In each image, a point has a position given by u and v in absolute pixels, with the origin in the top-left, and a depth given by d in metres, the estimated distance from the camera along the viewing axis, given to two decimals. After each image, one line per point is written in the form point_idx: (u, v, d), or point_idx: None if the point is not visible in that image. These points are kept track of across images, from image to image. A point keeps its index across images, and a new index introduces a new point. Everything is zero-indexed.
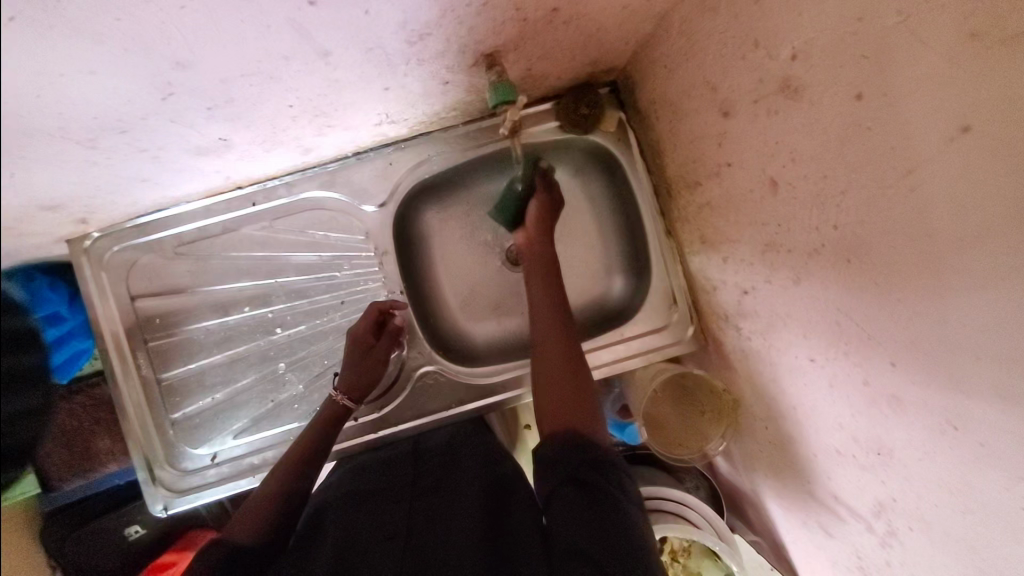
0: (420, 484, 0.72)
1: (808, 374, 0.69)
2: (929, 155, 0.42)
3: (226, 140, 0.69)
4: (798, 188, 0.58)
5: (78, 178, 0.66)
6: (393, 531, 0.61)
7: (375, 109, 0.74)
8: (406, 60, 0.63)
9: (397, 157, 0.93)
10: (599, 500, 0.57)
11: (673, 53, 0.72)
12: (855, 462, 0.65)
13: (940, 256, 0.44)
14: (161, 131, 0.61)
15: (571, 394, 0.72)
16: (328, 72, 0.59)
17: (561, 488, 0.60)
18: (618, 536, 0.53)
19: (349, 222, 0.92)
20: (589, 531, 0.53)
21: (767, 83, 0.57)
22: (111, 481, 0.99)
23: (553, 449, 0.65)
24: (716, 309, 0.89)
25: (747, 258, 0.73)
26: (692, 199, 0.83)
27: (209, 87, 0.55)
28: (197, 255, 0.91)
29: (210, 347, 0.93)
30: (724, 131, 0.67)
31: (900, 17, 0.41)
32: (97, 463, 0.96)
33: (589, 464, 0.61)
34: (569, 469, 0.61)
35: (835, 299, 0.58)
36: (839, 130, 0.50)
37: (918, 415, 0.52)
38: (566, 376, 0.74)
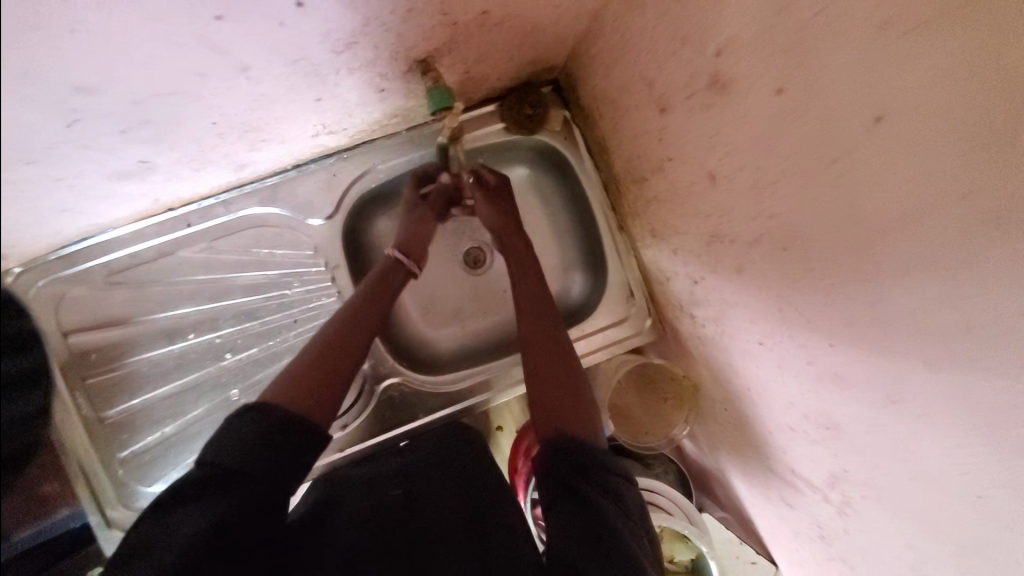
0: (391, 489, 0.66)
1: (758, 357, 0.71)
2: (849, 145, 0.44)
3: (150, 162, 0.65)
4: (734, 180, 0.59)
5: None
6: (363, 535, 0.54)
7: (311, 120, 0.72)
8: (335, 70, 0.60)
9: (341, 167, 0.90)
10: (587, 508, 0.51)
11: (609, 51, 0.72)
12: (807, 437, 0.68)
13: (868, 240, 0.46)
14: (74, 158, 0.57)
15: (562, 396, 0.68)
16: (252, 86, 0.56)
17: (551, 497, 0.53)
18: (610, 549, 0.47)
19: (295, 238, 0.89)
20: (578, 544, 0.48)
21: (697, 79, 0.58)
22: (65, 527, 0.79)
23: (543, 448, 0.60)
24: (671, 298, 0.91)
25: (694, 248, 0.75)
26: (639, 193, 0.84)
27: (120, 109, 0.51)
28: (133, 283, 0.86)
29: (155, 379, 0.88)
30: (663, 126, 0.68)
31: (812, 13, 0.42)
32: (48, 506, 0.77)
33: (577, 470, 0.55)
34: (559, 474, 0.55)
35: (777, 285, 0.60)
36: (766, 123, 0.51)
37: (860, 391, 0.55)
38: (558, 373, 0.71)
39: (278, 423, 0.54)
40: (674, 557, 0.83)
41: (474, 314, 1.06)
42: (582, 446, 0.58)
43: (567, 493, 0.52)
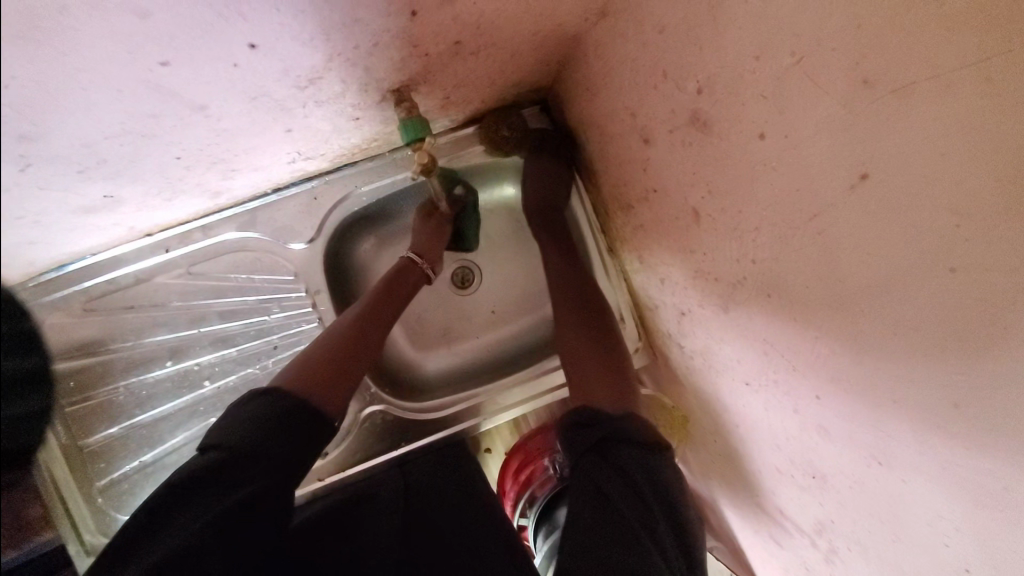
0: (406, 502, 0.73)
1: (745, 396, 0.68)
2: (831, 201, 0.41)
3: (114, 197, 0.63)
4: (717, 220, 0.56)
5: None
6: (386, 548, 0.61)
7: (283, 149, 0.69)
8: (302, 103, 0.58)
9: (322, 191, 0.87)
10: (616, 491, 0.57)
11: (592, 77, 0.69)
12: (794, 481, 0.66)
13: (852, 300, 0.43)
14: (32, 199, 0.55)
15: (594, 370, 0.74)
16: (212, 124, 0.54)
17: (583, 464, 0.61)
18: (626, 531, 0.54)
19: (275, 263, 0.87)
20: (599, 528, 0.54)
21: (678, 115, 0.55)
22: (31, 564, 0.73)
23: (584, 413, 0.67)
24: (660, 326, 0.88)
25: (680, 281, 0.72)
26: (626, 220, 0.80)
27: (72, 153, 0.49)
28: (110, 310, 0.85)
29: (134, 407, 0.87)
30: (647, 158, 0.65)
31: (794, 59, 0.39)
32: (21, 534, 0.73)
33: (608, 447, 0.62)
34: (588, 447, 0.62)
35: (762, 329, 0.58)
36: (749, 168, 0.48)
37: (846, 447, 0.52)
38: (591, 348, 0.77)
39: (283, 407, 0.60)
40: None
41: (461, 336, 1.04)
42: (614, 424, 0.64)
43: (601, 465, 0.60)
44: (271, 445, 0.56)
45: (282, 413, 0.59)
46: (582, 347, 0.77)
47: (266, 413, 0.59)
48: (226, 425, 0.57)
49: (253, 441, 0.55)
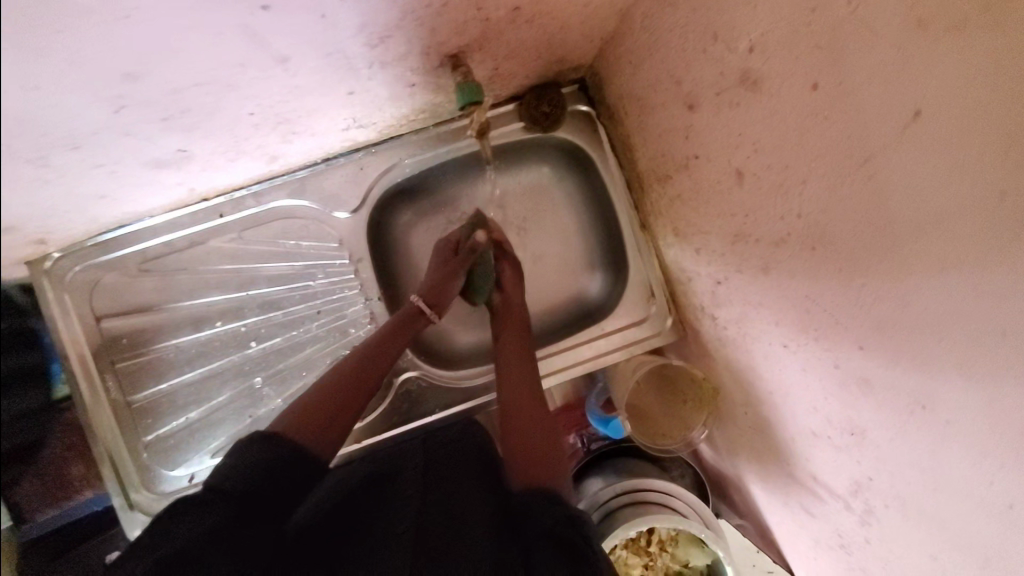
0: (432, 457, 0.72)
1: (780, 360, 0.70)
2: (883, 142, 0.43)
3: (186, 152, 0.67)
4: (761, 178, 0.59)
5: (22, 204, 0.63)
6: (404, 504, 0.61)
7: (341, 114, 0.73)
8: (369, 64, 0.62)
9: (367, 162, 0.91)
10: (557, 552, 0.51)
11: (637, 50, 0.73)
12: (829, 443, 0.67)
13: (902, 242, 0.45)
14: (115, 145, 0.59)
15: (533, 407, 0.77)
16: (288, 79, 0.58)
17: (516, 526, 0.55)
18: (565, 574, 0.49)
19: (321, 231, 0.91)
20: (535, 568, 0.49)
21: (727, 76, 0.58)
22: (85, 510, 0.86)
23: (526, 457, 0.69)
24: (692, 299, 0.91)
25: (718, 248, 0.74)
26: (664, 191, 0.84)
27: (163, 97, 0.53)
28: (164, 271, 0.89)
29: (182, 365, 0.90)
30: (690, 124, 0.68)
31: (850, 8, 0.42)
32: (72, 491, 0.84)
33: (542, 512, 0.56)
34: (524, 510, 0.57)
35: (803, 286, 0.60)
36: (798, 121, 0.51)
37: (887, 396, 0.54)
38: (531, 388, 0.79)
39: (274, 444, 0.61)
40: (689, 562, 0.81)
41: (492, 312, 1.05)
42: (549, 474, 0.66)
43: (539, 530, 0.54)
44: (270, 478, 0.58)
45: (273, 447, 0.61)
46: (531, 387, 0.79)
47: (256, 450, 0.60)
48: (232, 460, 0.59)
49: (247, 482, 0.57)
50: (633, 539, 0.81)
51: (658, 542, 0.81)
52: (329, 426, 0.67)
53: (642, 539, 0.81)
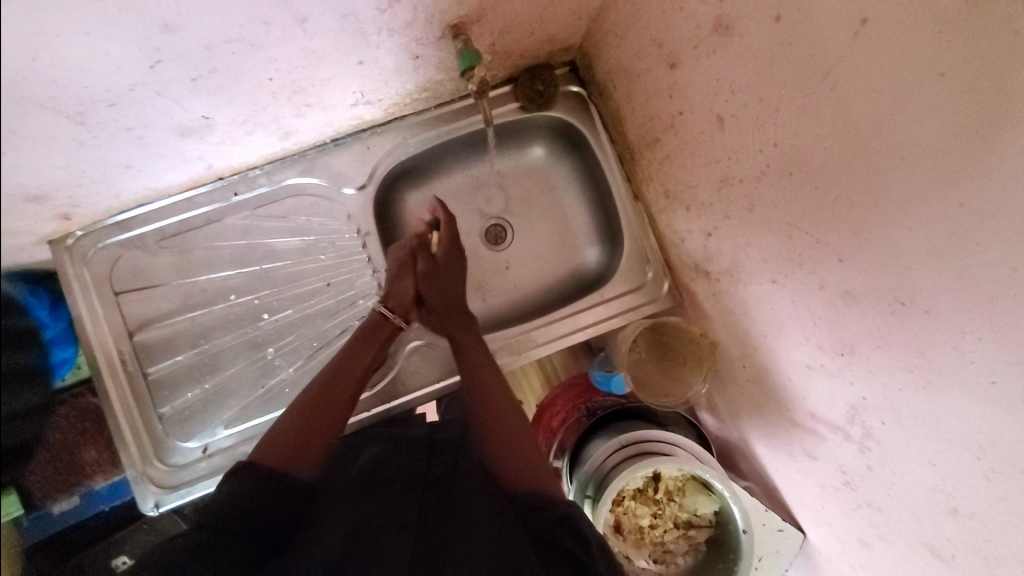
0: (433, 476, 0.78)
1: (772, 297, 0.74)
2: (841, 53, 0.49)
3: (209, 119, 0.73)
4: (740, 117, 0.65)
5: (54, 166, 0.68)
6: (404, 521, 0.65)
7: (351, 86, 0.79)
8: (378, 30, 0.68)
9: (374, 141, 0.97)
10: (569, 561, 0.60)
11: (622, 22, 0.81)
12: (823, 372, 0.70)
13: (868, 143, 0.50)
14: (148, 104, 0.65)
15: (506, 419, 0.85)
16: (305, 42, 0.65)
17: (517, 536, 0.63)
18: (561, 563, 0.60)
19: (330, 207, 0.96)
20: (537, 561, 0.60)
21: (703, 27, 0.65)
22: (93, 507, 0.92)
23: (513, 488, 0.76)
24: (686, 260, 0.94)
25: (706, 199, 0.79)
26: (653, 155, 0.90)
27: (195, 53, 0.59)
28: (180, 247, 0.93)
29: (197, 338, 0.93)
30: (673, 82, 0.75)
31: None
32: (84, 477, 0.90)
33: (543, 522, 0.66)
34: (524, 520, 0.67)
35: (787, 216, 0.64)
36: (767, 53, 0.57)
37: (870, 304, 0.57)
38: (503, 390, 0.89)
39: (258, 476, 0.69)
40: (697, 511, 0.84)
41: (494, 289, 1.08)
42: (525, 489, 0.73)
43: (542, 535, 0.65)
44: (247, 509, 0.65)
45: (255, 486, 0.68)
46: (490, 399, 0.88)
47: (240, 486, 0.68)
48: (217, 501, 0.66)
49: (224, 513, 0.64)
50: (641, 491, 0.85)
51: (666, 492, 0.84)
52: (307, 452, 0.77)
53: (649, 489, 0.84)
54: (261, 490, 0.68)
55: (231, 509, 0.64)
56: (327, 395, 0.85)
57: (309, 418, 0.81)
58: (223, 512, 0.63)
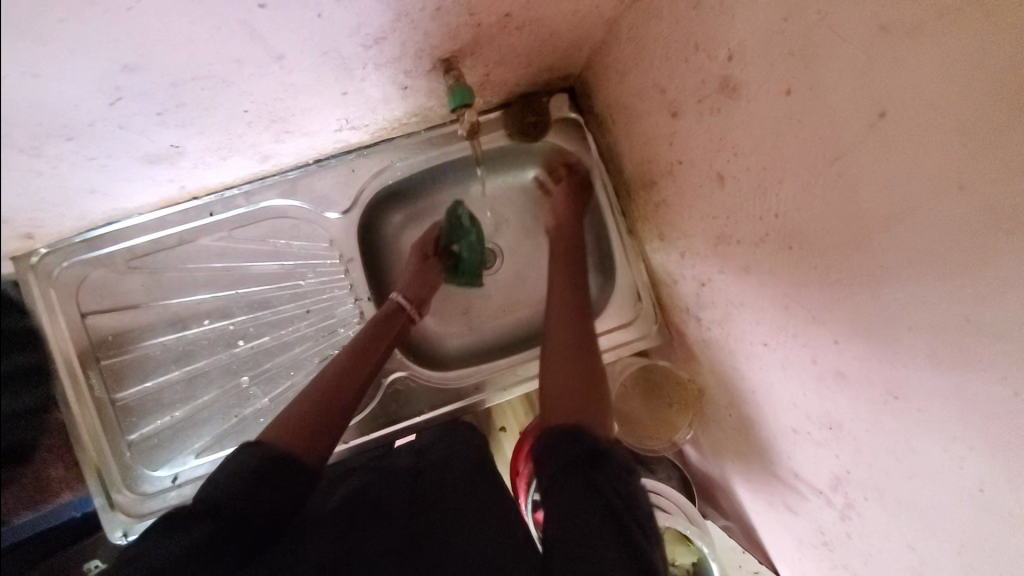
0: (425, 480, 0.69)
1: (763, 358, 0.72)
2: (853, 142, 0.47)
3: (179, 147, 0.68)
4: (741, 180, 0.62)
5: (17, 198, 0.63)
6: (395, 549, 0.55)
7: (335, 114, 0.74)
8: (363, 64, 0.64)
9: (361, 163, 0.93)
10: (616, 515, 0.49)
11: (625, 60, 0.76)
12: (810, 439, 0.69)
13: (872, 235, 0.48)
14: (110, 137, 0.60)
15: (565, 378, 0.74)
16: (283, 76, 0.60)
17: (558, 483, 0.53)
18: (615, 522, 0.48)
19: (312, 231, 0.92)
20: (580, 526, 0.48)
21: (708, 84, 0.62)
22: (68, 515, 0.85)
23: (551, 438, 0.59)
24: (677, 302, 0.92)
25: (702, 250, 0.76)
26: (649, 197, 0.86)
27: (160, 90, 0.55)
28: (151, 269, 0.89)
29: (168, 364, 0.90)
30: (674, 131, 0.72)
31: (819, 17, 0.46)
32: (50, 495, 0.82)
33: (588, 459, 0.55)
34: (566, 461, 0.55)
35: (782, 285, 0.62)
36: (774, 124, 0.54)
37: (862, 387, 0.56)
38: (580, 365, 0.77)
39: (260, 466, 0.58)
40: (675, 562, 0.82)
41: (480, 318, 1.05)
42: (593, 437, 0.59)
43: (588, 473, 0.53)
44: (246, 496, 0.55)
45: (262, 466, 0.58)
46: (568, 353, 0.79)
47: (247, 466, 0.58)
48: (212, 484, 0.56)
49: (223, 503, 0.53)
50: None
51: None
52: (318, 439, 0.68)
53: None
54: (258, 471, 0.58)
55: (230, 499, 0.54)
56: (335, 381, 0.77)
57: (311, 403, 0.72)
58: (224, 500, 0.54)
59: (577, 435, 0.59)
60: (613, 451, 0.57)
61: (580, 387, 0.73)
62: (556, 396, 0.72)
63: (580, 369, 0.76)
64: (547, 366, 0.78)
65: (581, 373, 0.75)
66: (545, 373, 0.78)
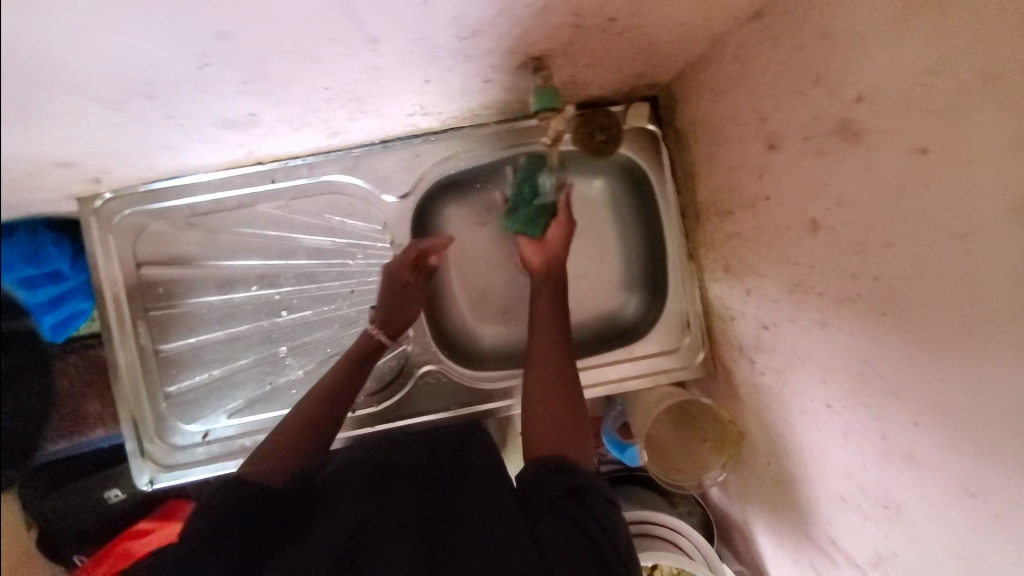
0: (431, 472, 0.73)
1: (822, 419, 0.68)
2: (991, 222, 0.42)
3: (255, 116, 0.67)
4: (839, 233, 0.57)
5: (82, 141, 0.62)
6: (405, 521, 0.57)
7: (411, 99, 0.72)
8: (453, 55, 0.61)
9: (425, 149, 0.91)
10: (588, 532, 0.55)
11: (723, 79, 0.71)
12: (857, 511, 0.65)
13: (989, 326, 0.43)
14: (191, 100, 0.59)
15: (558, 416, 0.71)
16: (371, 59, 0.58)
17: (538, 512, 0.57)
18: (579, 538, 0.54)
19: (368, 211, 0.91)
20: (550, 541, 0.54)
21: (821, 123, 0.56)
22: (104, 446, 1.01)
23: (534, 473, 0.63)
24: (730, 339, 0.88)
25: (773, 293, 0.72)
26: (720, 226, 0.81)
27: (250, 60, 0.53)
28: (208, 227, 0.89)
29: (212, 323, 0.91)
30: (767, 164, 0.67)
31: (984, 75, 0.40)
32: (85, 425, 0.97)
33: (566, 491, 0.59)
34: (546, 493, 0.59)
35: (863, 349, 0.58)
36: (895, 182, 0.49)
37: (936, 477, 0.52)
38: (560, 381, 0.75)
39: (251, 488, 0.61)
40: None
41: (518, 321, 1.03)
42: (575, 470, 0.62)
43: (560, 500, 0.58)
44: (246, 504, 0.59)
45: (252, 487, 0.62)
46: (551, 381, 0.75)
47: (238, 483, 0.61)
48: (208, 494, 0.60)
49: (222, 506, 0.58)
50: None
51: None
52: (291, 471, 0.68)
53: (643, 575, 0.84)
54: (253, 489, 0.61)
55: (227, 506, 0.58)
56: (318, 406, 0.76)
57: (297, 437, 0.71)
58: (220, 505, 0.58)
59: (560, 466, 0.63)
60: (593, 482, 0.61)
61: (565, 422, 0.71)
62: (553, 428, 0.70)
63: (562, 408, 0.72)
64: (535, 395, 0.75)
65: (564, 415, 0.71)
66: (530, 399, 0.75)
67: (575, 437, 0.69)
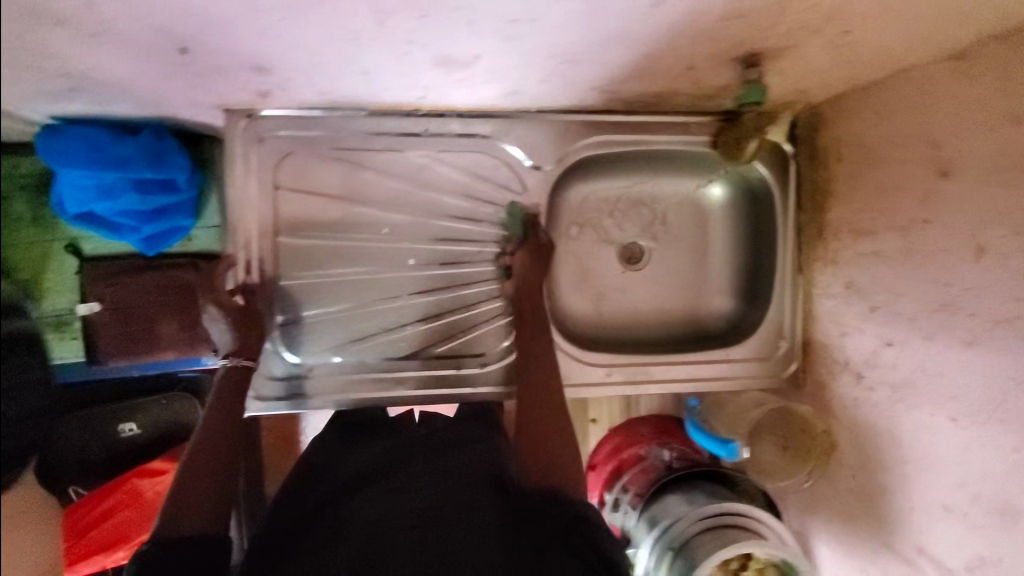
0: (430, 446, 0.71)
1: (941, 432, 0.74)
2: None
3: (477, 58, 0.69)
4: (1009, 258, 0.64)
5: (294, 40, 0.62)
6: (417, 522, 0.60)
7: (614, 72, 0.75)
8: (694, 34, 0.65)
9: (576, 126, 0.94)
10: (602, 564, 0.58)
11: (896, 107, 0.78)
12: (963, 519, 0.70)
13: None
14: (444, 26, 0.60)
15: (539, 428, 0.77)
16: (633, 22, 0.61)
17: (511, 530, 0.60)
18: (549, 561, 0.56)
19: (512, 176, 0.93)
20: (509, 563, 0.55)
21: (1010, 157, 0.63)
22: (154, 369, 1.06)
23: (536, 494, 0.66)
24: (833, 354, 0.94)
25: (907, 311, 0.78)
26: (853, 245, 0.88)
27: None
28: (353, 163, 0.89)
29: (337, 259, 0.91)
30: (934, 190, 0.73)
31: None
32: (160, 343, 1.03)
33: (558, 516, 0.62)
34: (558, 524, 0.61)
35: (1010, 367, 0.64)
36: None
37: None
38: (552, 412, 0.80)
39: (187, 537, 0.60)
40: None
41: (616, 309, 1.06)
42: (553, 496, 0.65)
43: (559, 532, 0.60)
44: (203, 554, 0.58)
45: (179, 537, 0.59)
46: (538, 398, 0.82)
47: (164, 536, 0.59)
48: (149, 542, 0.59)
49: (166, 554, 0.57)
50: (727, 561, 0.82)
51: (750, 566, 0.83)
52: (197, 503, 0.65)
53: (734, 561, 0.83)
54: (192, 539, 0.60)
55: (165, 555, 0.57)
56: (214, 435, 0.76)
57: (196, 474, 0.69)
58: (171, 551, 0.57)
59: (561, 497, 0.65)
60: (592, 513, 0.64)
61: (547, 435, 0.76)
62: (545, 450, 0.74)
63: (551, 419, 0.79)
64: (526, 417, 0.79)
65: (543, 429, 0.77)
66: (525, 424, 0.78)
67: (561, 459, 0.72)
